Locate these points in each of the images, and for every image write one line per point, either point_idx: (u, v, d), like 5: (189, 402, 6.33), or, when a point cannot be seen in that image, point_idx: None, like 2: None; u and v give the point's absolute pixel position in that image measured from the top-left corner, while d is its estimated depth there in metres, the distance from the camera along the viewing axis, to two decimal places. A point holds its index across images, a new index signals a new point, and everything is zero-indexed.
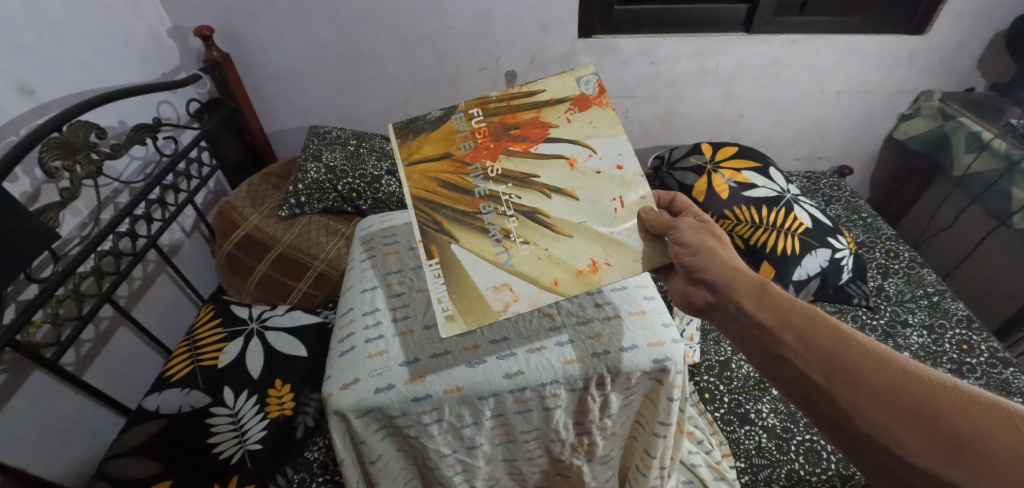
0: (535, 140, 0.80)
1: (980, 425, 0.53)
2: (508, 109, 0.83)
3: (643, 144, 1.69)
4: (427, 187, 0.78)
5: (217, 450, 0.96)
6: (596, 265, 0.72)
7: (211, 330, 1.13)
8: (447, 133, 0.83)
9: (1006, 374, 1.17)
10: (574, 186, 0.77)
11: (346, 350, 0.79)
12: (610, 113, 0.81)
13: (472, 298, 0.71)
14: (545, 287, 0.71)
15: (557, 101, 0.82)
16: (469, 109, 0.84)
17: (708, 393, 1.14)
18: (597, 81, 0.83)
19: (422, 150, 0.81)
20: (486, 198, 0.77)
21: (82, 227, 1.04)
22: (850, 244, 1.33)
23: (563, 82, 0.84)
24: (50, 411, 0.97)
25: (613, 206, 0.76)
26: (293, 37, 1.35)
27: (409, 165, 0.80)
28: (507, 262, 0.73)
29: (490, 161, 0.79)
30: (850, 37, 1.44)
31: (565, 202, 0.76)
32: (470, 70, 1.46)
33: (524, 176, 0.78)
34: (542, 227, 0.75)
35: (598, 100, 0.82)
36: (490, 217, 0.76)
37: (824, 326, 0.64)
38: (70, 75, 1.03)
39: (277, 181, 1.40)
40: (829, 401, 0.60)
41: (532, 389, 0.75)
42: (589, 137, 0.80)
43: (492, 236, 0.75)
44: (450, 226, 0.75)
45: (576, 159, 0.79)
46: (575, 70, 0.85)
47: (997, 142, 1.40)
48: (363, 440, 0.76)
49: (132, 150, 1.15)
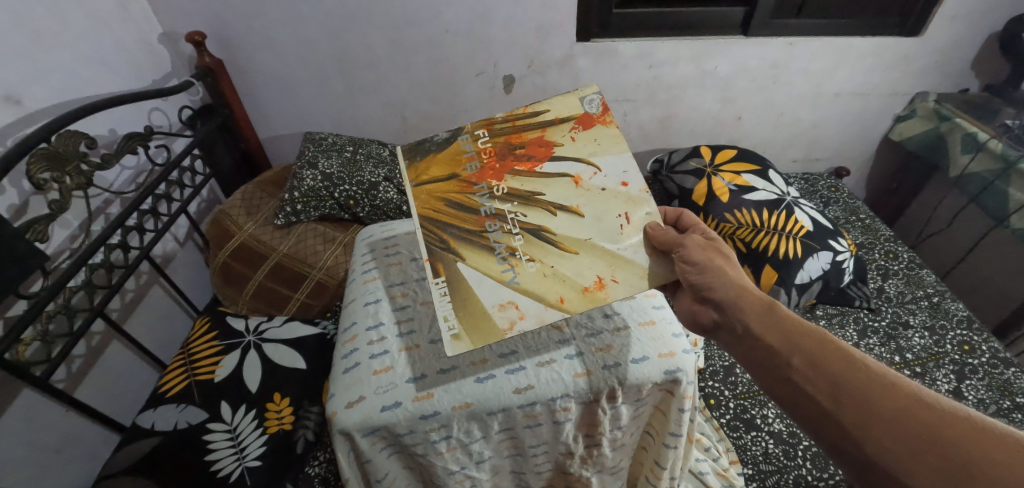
0: (541, 159, 0.79)
1: (997, 459, 0.50)
2: (512, 129, 0.82)
3: (641, 147, 1.68)
4: (434, 207, 0.77)
5: (215, 467, 0.92)
6: (602, 281, 0.71)
7: (207, 343, 1.10)
8: (454, 153, 0.82)
9: (1008, 375, 1.18)
10: (579, 203, 0.76)
11: (350, 367, 0.78)
12: (614, 131, 0.80)
13: (478, 317, 0.69)
14: (551, 304, 0.70)
15: (561, 120, 0.81)
16: (474, 130, 0.84)
17: (714, 399, 1.13)
18: (601, 100, 0.82)
19: (428, 170, 0.80)
20: (492, 216, 0.76)
21: (72, 239, 1.01)
22: (851, 247, 1.32)
23: (567, 101, 0.82)
24: (40, 431, 0.93)
25: (619, 222, 0.75)
26: (287, 42, 1.32)
27: (416, 186, 0.79)
28: (513, 279, 0.72)
29: (496, 180, 0.79)
30: (847, 39, 1.44)
31: (572, 220, 0.75)
32: (468, 75, 1.44)
33: (530, 194, 0.77)
34: (548, 244, 0.74)
35: (601, 119, 0.81)
36: (496, 235, 0.75)
37: (834, 351, 0.61)
38: (59, 83, 1.00)
39: (272, 188, 1.37)
40: (837, 427, 0.58)
41: (543, 404, 0.74)
42: (594, 154, 0.79)
43: (498, 253, 0.74)
44: (457, 245, 0.74)
45: (581, 177, 0.77)
46: (578, 89, 0.83)
47: (992, 143, 1.41)
48: (369, 458, 0.74)
49: (123, 159, 1.12)
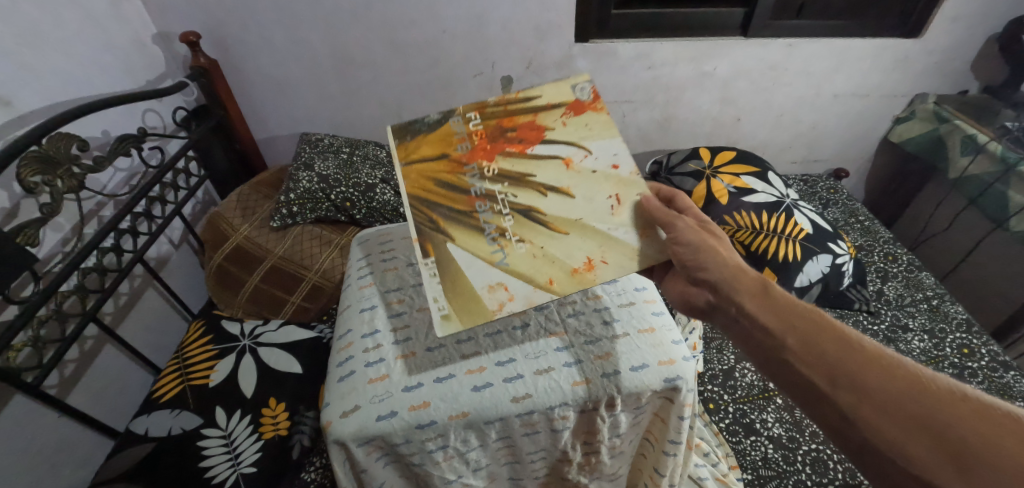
0: (531, 142, 0.77)
1: (990, 436, 0.50)
2: (504, 112, 0.80)
3: (640, 148, 1.67)
4: (424, 187, 0.75)
5: (210, 473, 0.91)
6: (592, 262, 0.69)
7: (201, 347, 1.09)
8: (445, 134, 0.80)
9: (1007, 378, 1.17)
10: (570, 184, 0.74)
11: (345, 375, 0.77)
12: (606, 117, 0.78)
13: (466, 297, 0.68)
14: (540, 286, 0.68)
15: (552, 106, 0.79)
16: (466, 113, 0.81)
17: (713, 403, 1.12)
18: (592, 88, 0.80)
19: (418, 149, 0.78)
20: (482, 196, 0.74)
21: (64, 243, 1.00)
22: (850, 249, 1.31)
23: (558, 89, 0.81)
24: (33, 438, 0.92)
25: (609, 203, 0.72)
26: (283, 42, 1.31)
27: (405, 165, 0.77)
28: (502, 260, 0.70)
29: (486, 161, 0.76)
30: (846, 41, 1.44)
31: (562, 200, 0.72)
32: (466, 76, 1.43)
33: (520, 176, 0.75)
34: (538, 224, 0.71)
35: (592, 106, 0.79)
36: (485, 214, 0.73)
37: (827, 330, 0.61)
38: (51, 84, 0.98)
39: (267, 190, 1.36)
40: (832, 405, 0.57)
41: (541, 412, 0.73)
42: (584, 139, 0.76)
43: (488, 233, 0.72)
44: (448, 224, 0.72)
45: (571, 159, 0.75)
46: (569, 77, 0.82)
47: (992, 146, 1.41)
48: (364, 468, 0.73)
49: (116, 161, 1.10)
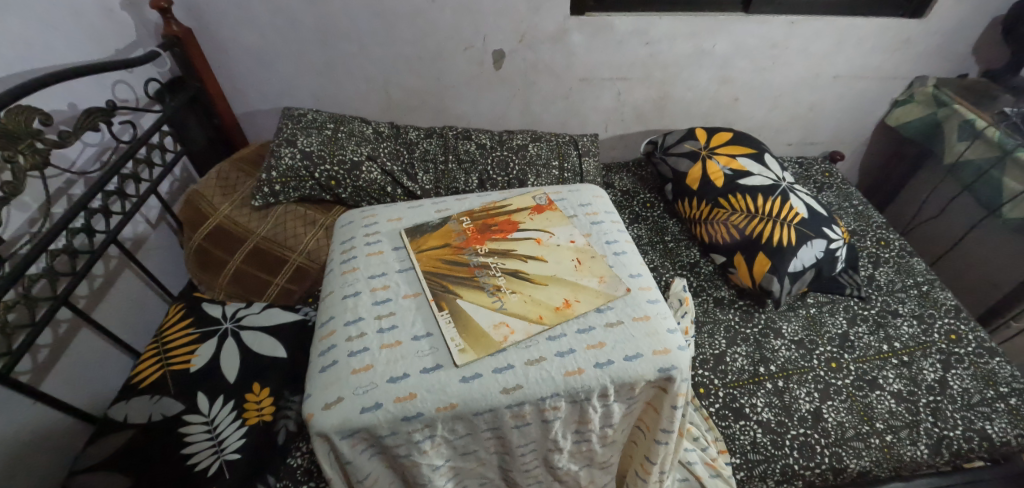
0: (509, 231, 0.92)
1: None
2: (486, 215, 0.96)
3: (636, 128, 1.63)
4: (435, 265, 0.86)
5: (193, 460, 0.87)
6: (568, 302, 0.80)
7: (182, 330, 1.05)
8: (445, 232, 0.92)
9: (992, 364, 1.15)
10: (543, 254, 0.87)
11: (328, 366, 0.74)
12: (561, 214, 0.97)
13: (475, 331, 0.75)
14: (533, 321, 0.77)
15: (521, 209, 0.97)
16: (459, 217, 0.96)
17: (703, 388, 1.09)
18: (547, 198, 1.01)
19: (426, 242, 0.90)
20: (479, 266, 0.85)
21: (32, 223, 0.95)
22: (845, 234, 1.26)
23: (522, 199, 1.00)
24: (5, 425, 0.89)
25: (573, 264, 0.86)
26: (261, 10, 1.24)
27: (418, 253, 0.88)
28: (502, 306, 0.79)
29: (479, 244, 0.89)
30: (848, 19, 1.40)
31: (539, 264, 0.85)
32: (455, 48, 1.36)
33: (505, 251, 0.88)
34: (524, 281, 0.82)
35: (549, 207, 0.98)
36: (484, 277, 0.83)
37: None
38: (9, 51, 0.91)
39: (247, 167, 1.30)
40: None
41: (532, 403, 0.72)
42: (550, 226, 0.93)
43: (487, 289, 0.81)
44: (456, 287, 0.82)
45: (542, 238, 0.90)
46: (531, 191, 1.03)
47: (990, 131, 1.38)
48: (349, 460, 0.72)
49: (85, 136, 1.05)
